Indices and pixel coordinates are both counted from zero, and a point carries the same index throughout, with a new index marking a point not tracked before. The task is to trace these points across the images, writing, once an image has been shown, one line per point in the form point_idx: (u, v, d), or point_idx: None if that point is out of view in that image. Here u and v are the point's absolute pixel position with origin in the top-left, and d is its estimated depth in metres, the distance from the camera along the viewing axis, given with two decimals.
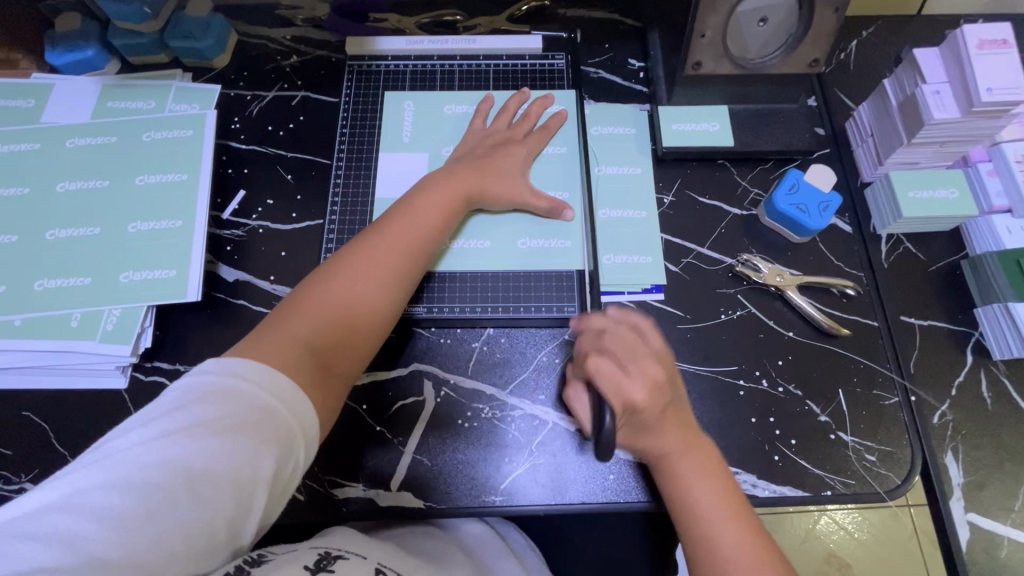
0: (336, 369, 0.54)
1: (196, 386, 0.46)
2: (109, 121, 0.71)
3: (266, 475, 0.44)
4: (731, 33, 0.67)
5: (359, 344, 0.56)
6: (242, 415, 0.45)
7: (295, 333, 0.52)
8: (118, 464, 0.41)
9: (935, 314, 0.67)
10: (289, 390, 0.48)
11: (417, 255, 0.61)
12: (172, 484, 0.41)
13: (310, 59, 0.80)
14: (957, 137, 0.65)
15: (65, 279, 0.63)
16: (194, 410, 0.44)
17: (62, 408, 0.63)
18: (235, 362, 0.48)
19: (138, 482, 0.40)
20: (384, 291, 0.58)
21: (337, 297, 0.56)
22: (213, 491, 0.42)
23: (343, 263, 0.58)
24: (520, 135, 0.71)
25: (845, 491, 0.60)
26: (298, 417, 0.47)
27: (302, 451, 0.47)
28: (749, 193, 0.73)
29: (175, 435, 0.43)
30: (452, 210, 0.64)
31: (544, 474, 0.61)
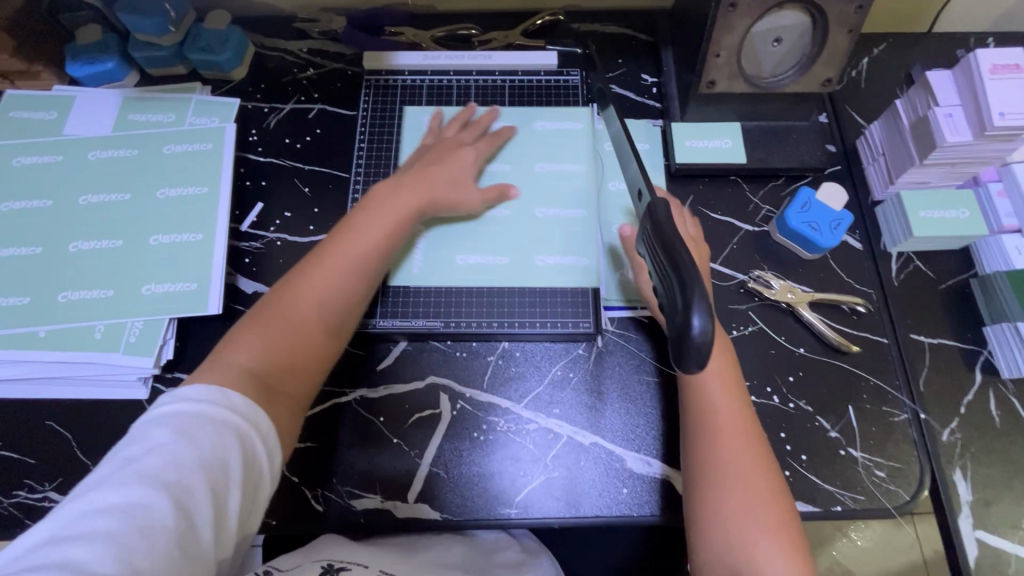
0: (286, 391, 0.55)
1: (155, 415, 0.47)
2: (130, 134, 0.72)
3: (236, 476, 0.46)
4: (746, 53, 0.68)
5: (311, 365, 0.57)
6: (205, 428, 0.46)
7: (238, 362, 0.53)
8: (94, 495, 0.42)
9: (944, 332, 0.68)
10: (242, 406, 0.49)
11: (356, 272, 0.60)
12: (152, 498, 0.42)
13: (326, 72, 0.81)
14: (968, 159, 0.66)
15: (88, 291, 0.64)
16: (159, 432, 0.46)
17: (83, 418, 0.64)
18: (195, 389, 0.49)
19: (116, 505, 0.41)
20: (329, 311, 0.58)
21: (287, 323, 0.57)
22: (191, 498, 0.43)
23: (285, 289, 0.59)
24: (468, 138, 0.72)
25: (854, 506, 0.61)
26: (257, 427, 0.49)
27: (265, 454, 0.49)
28: (761, 210, 0.73)
29: (144, 457, 0.44)
30: (400, 223, 0.64)
31: (558, 487, 0.62)
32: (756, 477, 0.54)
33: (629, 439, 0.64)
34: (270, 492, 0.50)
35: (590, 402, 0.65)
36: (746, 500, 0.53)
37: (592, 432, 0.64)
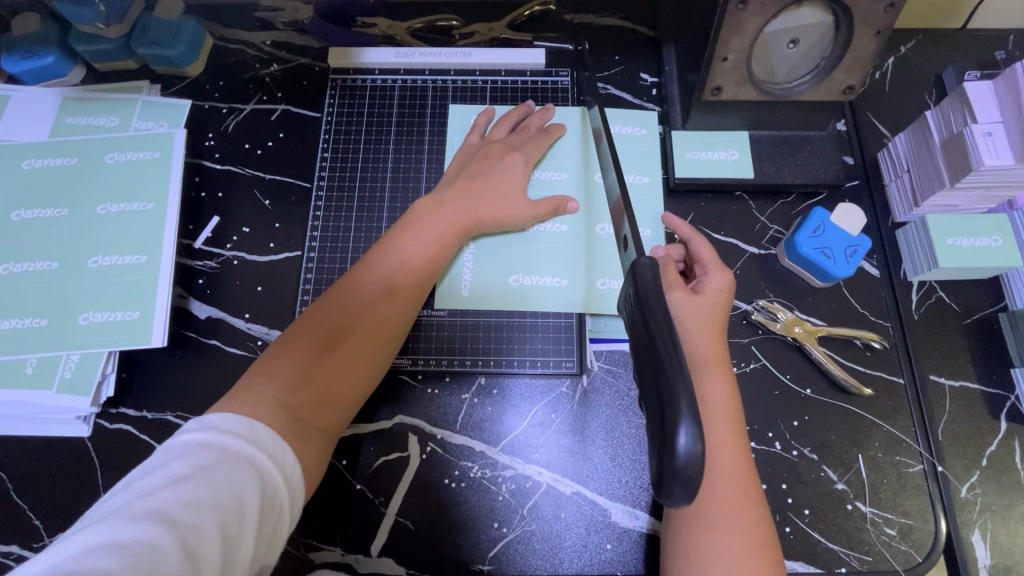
0: (318, 425, 0.49)
1: (177, 446, 0.42)
2: (70, 140, 0.65)
3: (254, 520, 0.40)
4: (758, 56, 0.59)
5: (344, 396, 0.52)
6: (229, 462, 0.41)
7: (270, 391, 0.48)
8: (95, 527, 0.35)
9: (967, 373, 0.61)
10: (271, 444, 0.44)
11: (403, 295, 0.56)
12: (160, 535, 0.36)
13: (291, 68, 0.73)
14: (1004, 182, 0.58)
15: (19, 320, 0.58)
16: (176, 463, 0.40)
17: (17, 458, 0.58)
18: (216, 418, 0.44)
19: (121, 539, 0.35)
20: (371, 338, 0.53)
21: (312, 348, 0.51)
22: (203, 539, 0.37)
23: (324, 309, 0.53)
24: (518, 143, 0.66)
25: (860, 568, 0.56)
26: (282, 469, 0.44)
27: (287, 500, 0.43)
28: (768, 230, 0.66)
29: (158, 490, 0.38)
30: (446, 239, 0.59)
31: (536, 541, 0.57)
32: (738, 518, 0.48)
33: (614, 489, 0.58)
34: (282, 545, 0.43)
35: (574, 446, 0.60)
36: (724, 542, 0.47)
37: (575, 480, 0.58)
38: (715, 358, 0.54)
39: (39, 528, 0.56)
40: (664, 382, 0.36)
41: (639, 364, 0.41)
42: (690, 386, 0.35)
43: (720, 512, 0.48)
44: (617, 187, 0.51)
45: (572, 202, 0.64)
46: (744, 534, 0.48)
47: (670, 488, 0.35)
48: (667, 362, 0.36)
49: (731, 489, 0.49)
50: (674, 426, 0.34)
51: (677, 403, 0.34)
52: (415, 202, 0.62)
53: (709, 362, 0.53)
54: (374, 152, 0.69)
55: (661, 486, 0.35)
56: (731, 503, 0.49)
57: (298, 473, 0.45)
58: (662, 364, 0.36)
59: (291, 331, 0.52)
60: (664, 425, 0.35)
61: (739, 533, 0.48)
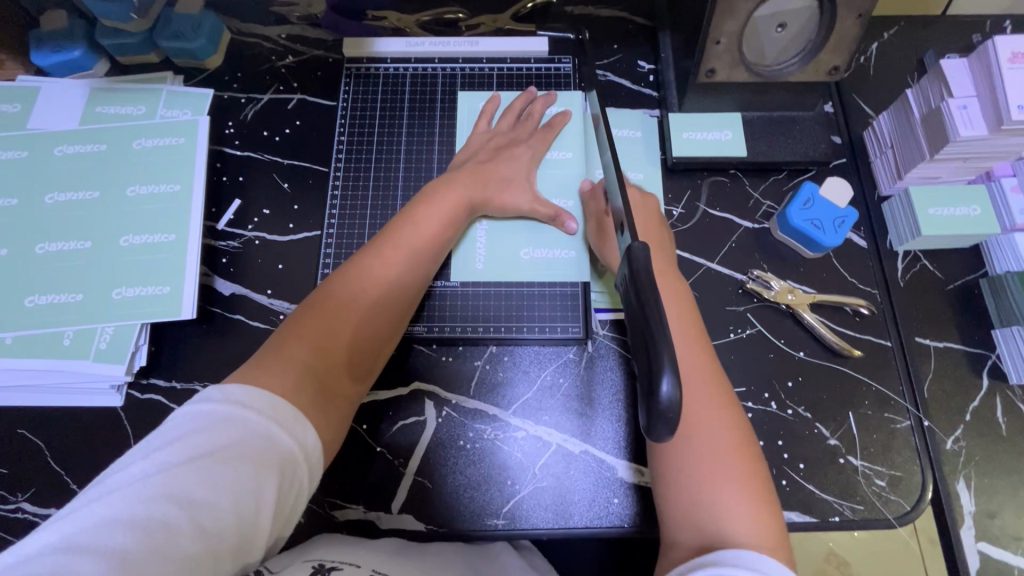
0: (337, 393, 0.52)
1: (195, 418, 0.44)
2: (98, 128, 0.69)
3: (271, 500, 0.43)
4: (749, 39, 0.63)
5: (363, 363, 0.56)
6: (246, 442, 0.43)
7: (295, 357, 0.51)
8: (117, 499, 0.39)
9: (951, 335, 0.65)
10: (290, 419, 0.46)
11: (416, 269, 0.59)
12: (176, 514, 0.39)
13: (306, 60, 0.77)
14: (980, 154, 0.63)
15: (55, 295, 0.62)
16: (195, 440, 0.42)
17: (55, 427, 0.61)
18: (237, 391, 0.46)
19: (139, 516, 0.38)
20: (386, 310, 0.57)
21: (335, 318, 0.54)
22: (218, 519, 0.40)
23: (344, 279, 0.56)
24: (524, 128, 0.70)
25: (853, 517, 0.59)
26: (300, 444, 0.46)
27: (306, 473, 0.46)
28: (762, 206, 0.70)
29: (178, 467, 0.41)
30: (455, 220, 0.62)
31: (547, 498, 0.60)
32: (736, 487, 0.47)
33: (620, 447, 0.62)
34: (300, 515, 0.46)
35: (580, 409, 0.63)
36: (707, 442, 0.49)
37: (582, 440, 0.62)
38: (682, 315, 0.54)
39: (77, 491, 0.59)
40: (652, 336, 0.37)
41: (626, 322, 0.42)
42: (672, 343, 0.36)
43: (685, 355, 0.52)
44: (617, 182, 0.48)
45: (572, 222, 0.66)
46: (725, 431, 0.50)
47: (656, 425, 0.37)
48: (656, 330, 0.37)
49: (716, 433, 0.49)
50: (657, 372, 0.36)
51: (660, 357, 0.36)
52: (432, 182, 0.65)
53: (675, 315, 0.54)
54: (387, 137, 0.72)
55: (647, 425, 0.37)
56: (717, 431, 0.49)
57: (319, 437, 0.48)
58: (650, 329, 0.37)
59: (309, 307, 0.55)
60: (649, 373, 0.37)
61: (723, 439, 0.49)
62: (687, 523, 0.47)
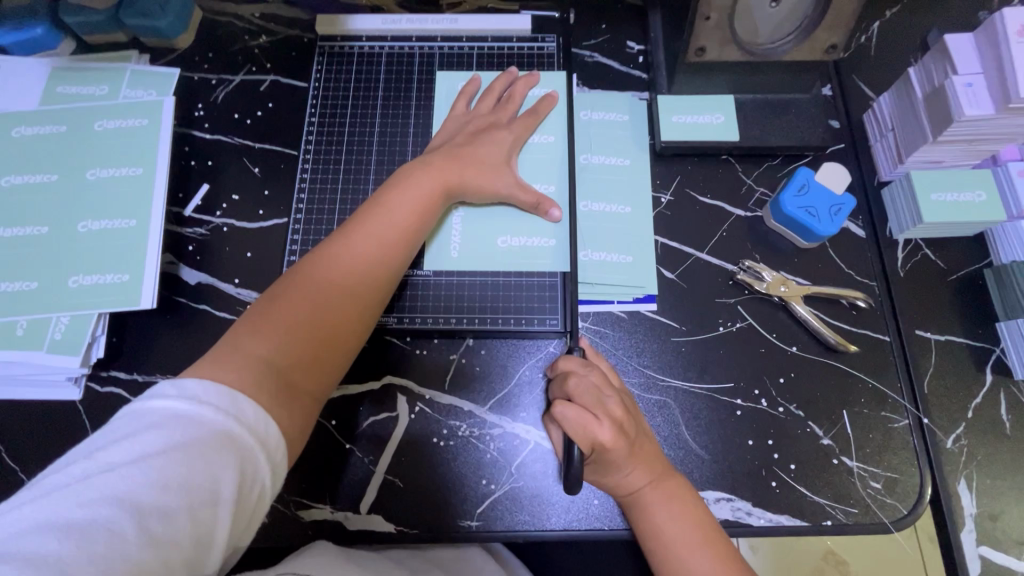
0: (302, 389, 0.49)
1: (147, 413, 0.41)
2: (59, 109, 0.66)
3: (229, 504, 0.40)
4: (740, 14, 0.60)
5: (332, 358, 0.52)
6: (203, 441, 0.40)
7: (256, 352, 0.48)
8: (57, 503, 0.36)
9: (953, 329, 0.62)
10: (251, 415, 0.43)
11: (387, 255, 0.56)
12: (121, 520, 0.36)
13: (280, 40, 0.74)
14: (987, 136, 0.59)
15: (10, 284, 0.59)
16: (146, 438, 0.40)
17: (10, 422, 0.58)
18: (195, 385, 0.43)
19: (79, 522, 0.36)
20: (356, 299, 0.54)
21: (299, 310, 0.51)
22: (168, 523, 0.38)
23: (310, 271, 0.53)
24: (503, 112, 0.66)
25: (846, 521, 0.56)
26: (262, 444, 0.43)
27: (270, 477, 0.43)
28: (754, 193, 0.67)
29: (127, 468, 0.38)
30: (430, 203, 0.59)
31: (525, 498, 0.57)
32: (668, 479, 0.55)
33: None
34: (265, 518, 0.44)
35: None
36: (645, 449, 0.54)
37: None
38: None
39: None
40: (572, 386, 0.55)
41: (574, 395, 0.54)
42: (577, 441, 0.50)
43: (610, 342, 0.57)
44: None
45: (555, 210, 0.63)
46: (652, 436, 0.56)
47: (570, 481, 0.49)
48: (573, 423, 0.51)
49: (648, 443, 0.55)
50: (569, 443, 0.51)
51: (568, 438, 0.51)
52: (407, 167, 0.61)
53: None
54: (362, 119, 0.69)
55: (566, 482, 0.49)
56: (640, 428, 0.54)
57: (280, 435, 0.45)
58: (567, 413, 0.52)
59: (272, 299, 0.52)
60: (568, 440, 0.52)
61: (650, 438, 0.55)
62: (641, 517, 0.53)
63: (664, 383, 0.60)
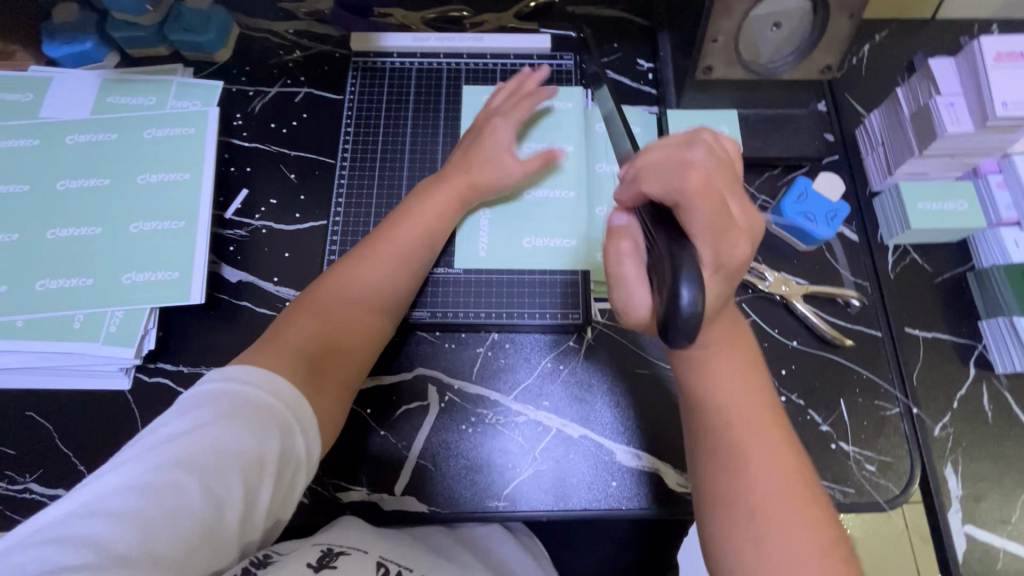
0: (332, 377, 0.54)
1: (199, 394, 0.46)
2: (110, 117, 0.70)
3: (272, 468, 0.45)
4: (745, 37, 0.65)
5: (359, 352, 0.57)
6: (246, 415, 0.45)
7: (290, 344, 0.53)
8: (127, 469, 0.41)
9: (939, 326, 0.67)
10: (288, 394, 0.48)
11: (404, 258, 0.61)
12: (183, 479, 0.41)
13: (313, 55, 0.79)
14: (968, 150, 0.65)
15: (66, 280, 0.63)
16: (200, 414, 0.45)
17: (64, 409, 0.62)
18: (236, 369, 0.48)
19: (148, 484, 0.40)
20: (376, 298, 0.59)
21: (325, 309, 0.56)
22: (223, 486, 0.42)
23: (335, 275, 0.59)
24: (506, 108, 0.71)
25: (844, 500, 0.61)
26: (298, 419, 0.48)
27: (303, 448, 0.48)
28: (757, 200, 0.72)
29: (182, 439, 0.43)
30: (446, 211, 0.64)
31: (548, 479, 0.62)
32: (785, 496, 0.46)
33: (619, 431, 0.63)
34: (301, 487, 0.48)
35: (580, 394, 0.65)
36: (755, 446, 0.47)
37: (582, 424, 0.63)
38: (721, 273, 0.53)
39: (85, 471, 0.60)
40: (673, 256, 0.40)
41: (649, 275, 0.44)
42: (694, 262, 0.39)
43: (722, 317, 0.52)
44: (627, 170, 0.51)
45: None
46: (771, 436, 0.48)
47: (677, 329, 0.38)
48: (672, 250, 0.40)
49: (766, 439, 0.48)
50: (680, 281, 0.38)
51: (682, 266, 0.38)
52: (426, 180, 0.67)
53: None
54: (393, 129, 0.74)
55: (665, 331, 0.39)
56: (750, 413, 0.49)
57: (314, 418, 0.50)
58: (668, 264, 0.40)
59: (302, 299, 0.57)
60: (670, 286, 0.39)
61: (768, 429, 0.48)
62: (740, 534, 0.45)
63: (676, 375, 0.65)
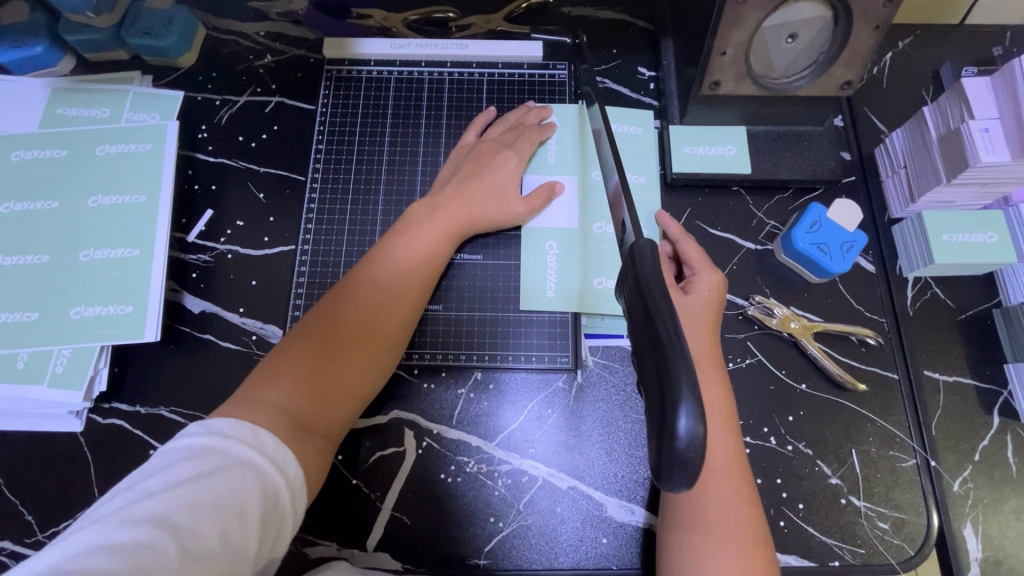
0: (321, 431, 0.48)
1: (179, 448, 0.41)
2: (60, 132, 0.64)
3: (256, 525, 0.39)
4: (756, 50, 0.59)
5: (350, 396, 0.51)
6: (228, 469, 0.40)
7: (273, 398, 0.47)
8: (99, 527, 0.35)
9: (962, 368, 0.62)
10: (272, 447, 0.43)
11: (405, 296, 0.56)
12: (162, 540, 0.35)
13: (286, 60, 0.72)
14: (1001, 178, 0.59)
15: (10, 314, 0.58)
16: (180, 466, 0.39)
17: (11, 454, 0.57)
18: (219, 421, 0.43)
19: (123, 541, 0.35)
20: (378, 340, 0.53)
21: (318, 353, 0.50)
22: (204, 545, 0.37)
23: (330, 311, 0.53)
24: (512, 140, 0.66)
25: (854, 561, 0.56)
26: (284, 473, 0.43)
27: (289, 505, 0.42)
28: (765, 226, 0.66)
29: (159, 493, 0.38)
30: (442, 244, 0.59)
31: (532, 536, 0.57)
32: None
33: (610, 483, 0.58)
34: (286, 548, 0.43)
35: (569, 441, 0.60)
36: (721, 529, 0.47)
37: (571, 475, 0.59)
38: (709, 357, 0.53)
39: (31, 523, 0.55)
40: (665, 364, 0.33)
41: (635, 350, 0.38)
42: (692, 370, 0.32)
43: (708, 399, 0.52)
44: (619, 195, 0.47)
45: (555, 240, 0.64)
46: (741, 526, 0.47)
47: (670, 472, 0.33)
48: (668, 348, 0.33)
49: (735, 530, 0.47)
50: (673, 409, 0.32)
51: (676, 383, 0.32)
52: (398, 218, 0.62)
53: (701, 364, 0.53)
54: (369, 145, 0.68)
55: (660, 470, 0.33)
56: (725, 500, 0.48)
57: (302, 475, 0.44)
58: (662, 350, 0.34)
59: (293, 340, 0.51)
60: (663, 407, 0.33)
61: (739, 520, 0.48)
62: None
63: None
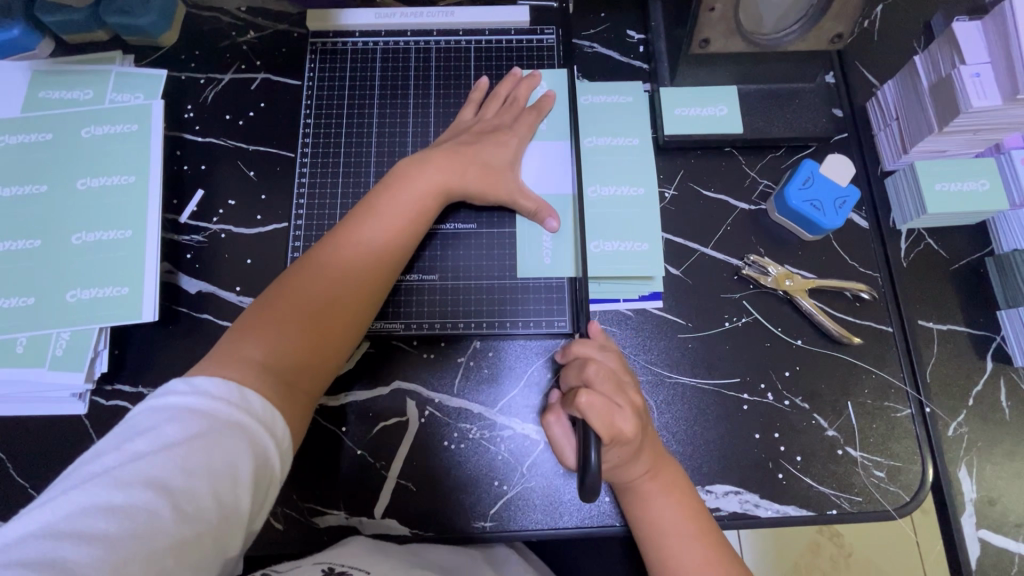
0: (301, 390, 0.49)
1: (164, 408, 0.41)
2: (44, 116, 0.63)
3: (249, 484, 0.40)
4: (745, 5, 0.59)
5: (327, 355, 0.51)
6: (216, 430, 0.40)
7: (253, 353, 0.47)
8: (90, 489, 0.36)
9: (954, 318, 0.62)
10: (260, 407, 0.43)
11: (386, 256, 0.55)
12: (155, 501, 0.36)
13: (269, 35, 0.71)
14: (992, 125, 0.59)
15: (7, 299, 0.58)
16: (167, 428, 0.39)
17: (16, 438, 0.58)
18: (205, 381, 0.42)
19: (117, 503, 0.35)
20: (357, 300, 0.53)
21: (296, 312, 0.50)
22: (199, 505, 0.38)
23: (307, 270, 0.53)
24: (510, 122, 0.64)
25: (851, 509, 0.57)
26: (272, 433, 0.43)
27: (279, 460, 0.43)
28: (758, 185, 0.66)
29: (149, 455, 0.38)
30: (426, 206, 0.58)
31: (535, 497, 0.58)
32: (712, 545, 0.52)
33: None
34: (275, 501, 0.43)
35: None
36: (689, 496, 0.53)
37: None
38: None
39: None
40: None
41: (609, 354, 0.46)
42: None
43: None
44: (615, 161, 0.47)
45: (553, 220, 0.62)
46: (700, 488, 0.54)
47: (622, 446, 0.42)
48: None
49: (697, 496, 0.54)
50: None
51: None
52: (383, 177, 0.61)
53: None
54: (359, 119, 0.67)
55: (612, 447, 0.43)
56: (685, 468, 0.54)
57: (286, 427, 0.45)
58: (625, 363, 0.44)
59: (271, 297, 0.51)
60: None
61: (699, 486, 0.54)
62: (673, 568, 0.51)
63: (673, 380, 0.61)
